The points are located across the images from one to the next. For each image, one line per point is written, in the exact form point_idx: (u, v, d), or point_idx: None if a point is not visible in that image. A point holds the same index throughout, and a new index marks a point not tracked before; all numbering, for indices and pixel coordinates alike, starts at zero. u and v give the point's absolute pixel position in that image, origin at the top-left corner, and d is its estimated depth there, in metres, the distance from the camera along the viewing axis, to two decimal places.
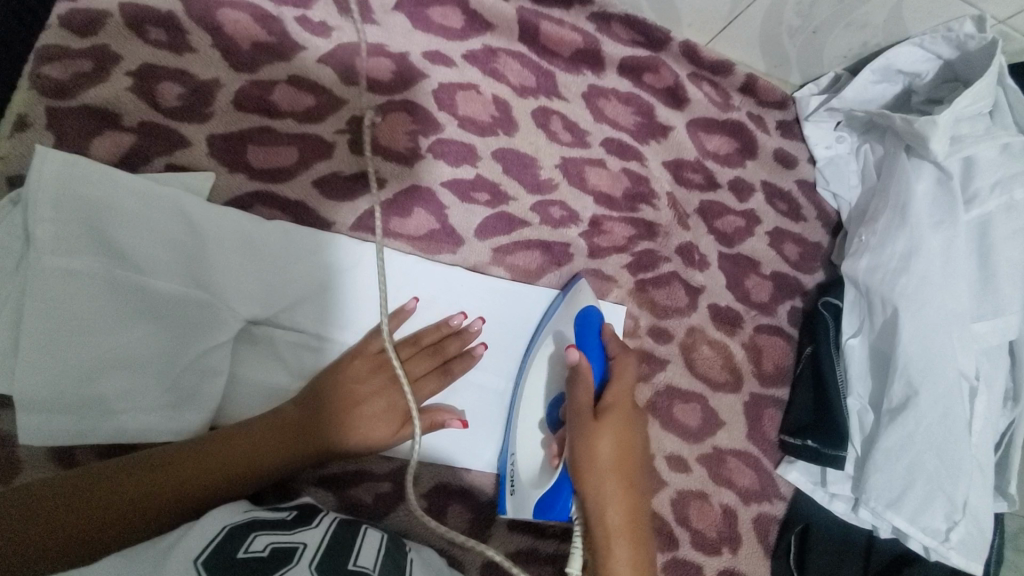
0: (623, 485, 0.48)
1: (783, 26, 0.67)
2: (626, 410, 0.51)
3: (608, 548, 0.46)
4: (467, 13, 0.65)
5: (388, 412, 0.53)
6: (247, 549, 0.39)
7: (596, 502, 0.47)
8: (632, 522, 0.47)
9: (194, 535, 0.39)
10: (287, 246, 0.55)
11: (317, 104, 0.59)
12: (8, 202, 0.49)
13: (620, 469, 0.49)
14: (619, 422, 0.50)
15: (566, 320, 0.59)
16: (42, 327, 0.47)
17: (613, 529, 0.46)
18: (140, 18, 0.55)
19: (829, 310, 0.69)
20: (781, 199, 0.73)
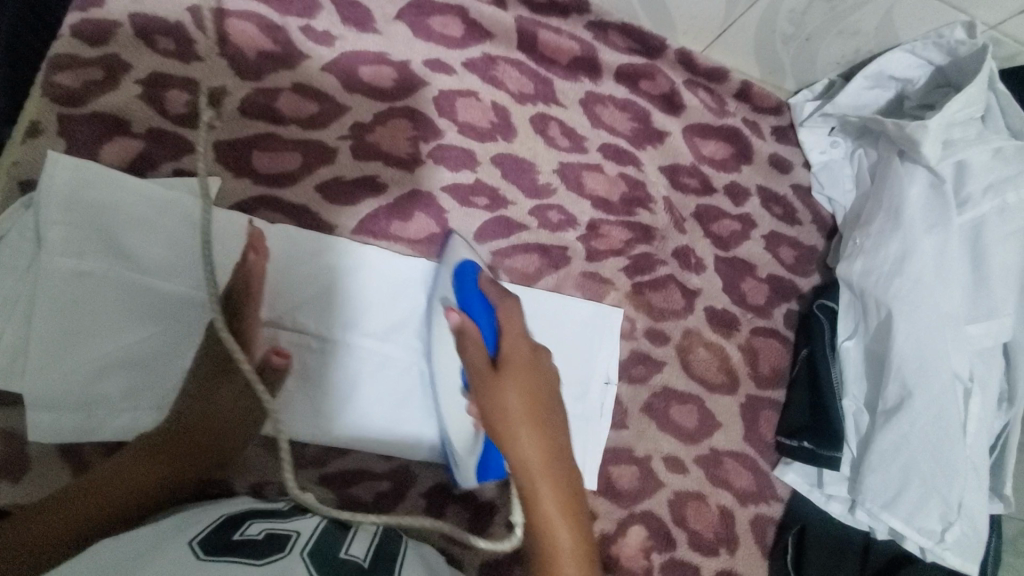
0: (529, 432, 0.45)
1: (776, 34, 0.69)
2: (507, 354, 0.48)
3: (534, 499, 0.43)
4: (467, 22, 0.66)
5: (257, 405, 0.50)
6: (243, 532, 0.41)
7: (510, 451, 0.44)
8: (555, 465, 0.44)
9: (191, 527, 0.41)
10: (291, 249, 0.56)
11: (321, 111, 0.60)
12: (19, 206, 0.50)
13: (530, 414, 0.45)
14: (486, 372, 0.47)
15: (447, 284, 0.56)
16: (53, 327, 0.48)
17: (536, 477, 0.43)
18: (149, 28, 0.56)
19: (824, 312, 0.70)
20: (777, 204, 0.74)
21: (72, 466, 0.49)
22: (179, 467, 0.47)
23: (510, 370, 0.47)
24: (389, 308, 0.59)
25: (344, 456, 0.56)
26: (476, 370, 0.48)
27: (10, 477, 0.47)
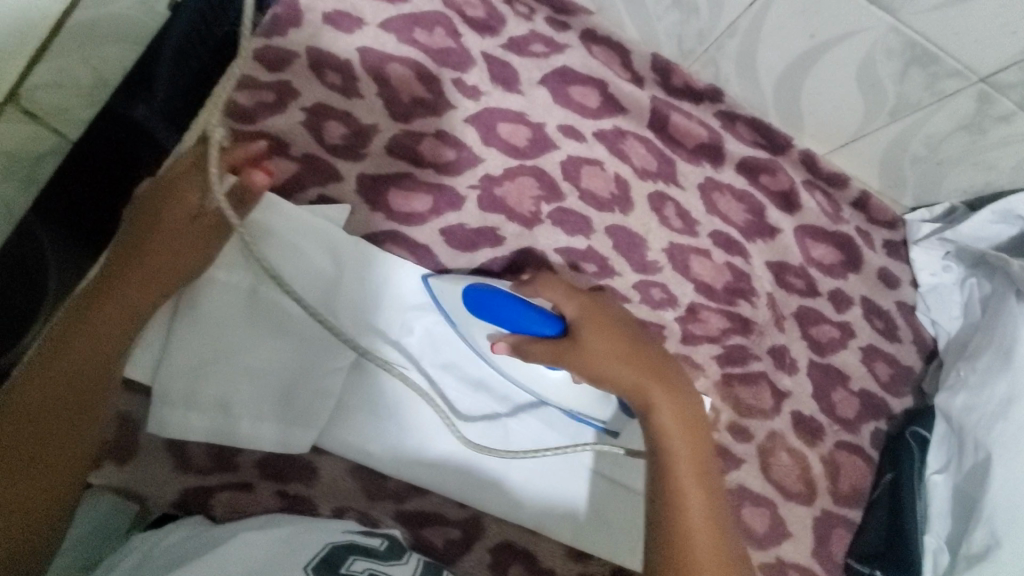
0: (700, 478, 0.50)
1: (906, 153, 0.68)
2: (629, 353, 0.54)
3: (689, 548, 0.47)
4: (605, 95, 0.69)
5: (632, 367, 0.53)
6: (348, 568, 0.44)
7: (676, 490, 0.49)
8: (716, 519, 0.49)
9: (297, 553, 0.44)
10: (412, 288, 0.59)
11: (457, 159, 0.63)
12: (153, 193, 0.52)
13: (709, 469, 0.51)
14: (673, 397, 0.53)
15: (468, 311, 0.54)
16: (191, 331, 0.52)
17: (685, 484, 0.49)
18: (322, 62, 0.61)
19: (915, 439, 0.68)
20: (879, 317, 0.73)
21: (174, 459, 0.52)
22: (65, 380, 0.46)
23: (697, 415, 0.53)
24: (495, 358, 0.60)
25: (422, 496, 0.57)
26: (581, 361, 0.52)
27: (116, 458, 0.51)
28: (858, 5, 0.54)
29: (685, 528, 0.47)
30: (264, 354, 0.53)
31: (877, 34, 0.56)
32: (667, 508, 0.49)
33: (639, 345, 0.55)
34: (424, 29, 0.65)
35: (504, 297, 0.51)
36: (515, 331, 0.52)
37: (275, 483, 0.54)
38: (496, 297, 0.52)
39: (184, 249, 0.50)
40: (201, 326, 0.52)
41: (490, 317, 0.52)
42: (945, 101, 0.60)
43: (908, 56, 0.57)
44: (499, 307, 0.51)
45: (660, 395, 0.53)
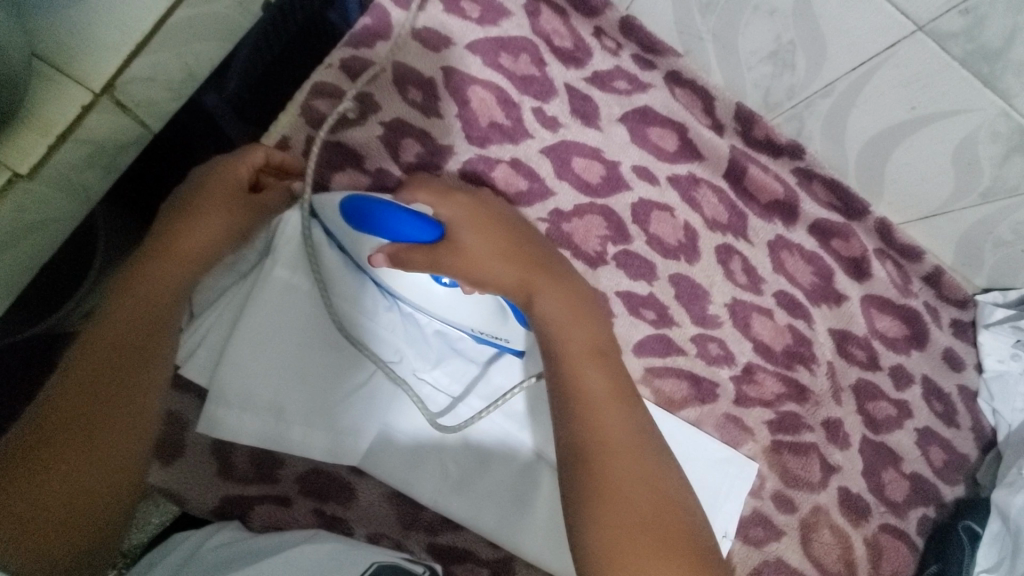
0: (598, 364, 0.48)
1: (990, 235, 0.65)
2: (503, 250, 0.51)
3: (607, 466, 0.43)
4: (683, 139, 0.67)
5: (501, 258, 0.50)
6: None
7: (572, 378, 0.47)
8: (615, 391, 0.47)
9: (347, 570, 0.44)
10: None
11: (528, 189, 0.62)
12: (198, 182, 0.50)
13: (597, 348, 0.49)
14: (543, 284, 0.51)
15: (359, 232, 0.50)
16: (249, 334, 0.51)
17: (597, 397, 0.46)
18: (406, 79, 0.60)
19: (967, 534, 0.65)
20: (938, 399, 0.70)
21: (218, 465, 0.52)
22: (104, 376, 0.42)
23: (585, 303, 0.52)
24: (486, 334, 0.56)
25: (455, 531, 0.56)
26: (461, 260, 0.48)
27: (163, 456, 0.51)
28: (970, 85, 0.52)
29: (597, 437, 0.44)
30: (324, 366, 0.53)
31: (987, 116, 0.54)
32: (568, 400, 0.46)
33: (514, 240, 0.52)
34: (510, 55, 0.64)
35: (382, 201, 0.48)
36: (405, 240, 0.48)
37: (314, 501, 0.53)
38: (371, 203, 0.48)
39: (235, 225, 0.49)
40: (256, 327, 0.51)
41: (376, 228, 0.48)
42: None
43: (1013, 142, 0.55)
44: (376, 213, 0.48)
45: (547, 294, 0.50)
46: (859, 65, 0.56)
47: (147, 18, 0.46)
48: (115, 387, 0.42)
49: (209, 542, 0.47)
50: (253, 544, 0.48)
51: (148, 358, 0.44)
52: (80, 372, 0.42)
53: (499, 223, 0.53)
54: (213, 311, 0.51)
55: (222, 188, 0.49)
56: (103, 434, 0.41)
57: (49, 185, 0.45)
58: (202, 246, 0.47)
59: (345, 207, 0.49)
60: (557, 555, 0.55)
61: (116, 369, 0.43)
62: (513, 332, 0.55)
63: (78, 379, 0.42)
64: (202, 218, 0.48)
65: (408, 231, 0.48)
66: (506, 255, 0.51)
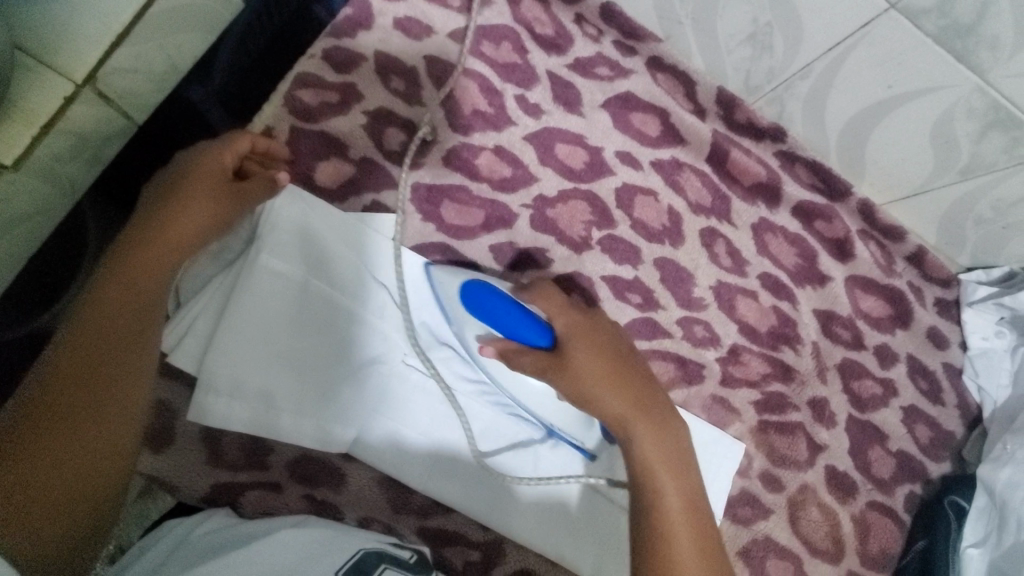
0: (671, 462, 0.49)
1: (970, 213, 0.66)
2: (602, 369, 0.52)
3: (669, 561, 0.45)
4: (665, 124, 0.68)
5: (606, 376, 0.51)
6: None
7: (647, 484, 0.49)
8: (688, 497, 0.48)
9: (334, 556, 0.45)
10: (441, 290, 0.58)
11: (512, 177, 0.62)
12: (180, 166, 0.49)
13: (669, 451, 0.50)
14: (617, 390, 0.51)
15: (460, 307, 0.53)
16: (238, 322, 0.51)
17: (671, 504, 0.47)
18: (388, 68, 0.61)
19: (953, 508, 0.65)
20: (923, 377, 0.71)
21: (208, 452, 0.52)
22: (97, 364, 0.43)
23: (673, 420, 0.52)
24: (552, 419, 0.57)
25: (445, 515, 0.56)
26: (567, 373, 0.51)
27: (153, 445, 0.51)
28: (943, 61, 0.53)
29: (666, 535, 0.46)
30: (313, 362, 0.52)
31: (961, 93, 0.54)
32: (642, 503, 0.48)
33: (618, 355, 0.53)
34: (491, 43, 0.64)
35: (500, 297, 0.51)
36: (501, 331, 0.51)
37: (304, 487, 0.53)
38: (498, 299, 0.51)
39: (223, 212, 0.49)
40: (242, 315, 0.51)
41: (481, 313, 0.51)
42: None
43: (988, 118, 0.55)
44: (495, 309, 0.51)
45: (634, 409, 0.51)
46: (836, 45, 0.56)
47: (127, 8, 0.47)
48: (107, 374, 0.43)
49: (197, 529, 0.48)
50: (243, 529, 0.48)
51: (141, 345, 0.45)
52: (71, 359, 0.43)
53: (602, 335, 0.53)
54: (197, 299, 0.51)
55: (206, 174, 0.49)
56: (106, 417, 0.43)
57: (32, 176, 0.45)
58: (189, 231, 0.47)
59: (469, 292, 0.52)
60: (551, 538, 0.57)
61: (108, 357, 0.43)
62: (592, 437, 0.58)
63: (71, 366, 0.43)
64: (188, 204, 0.48)
65: (510, 326, 0.51)
66: (596, 372, 0.51)
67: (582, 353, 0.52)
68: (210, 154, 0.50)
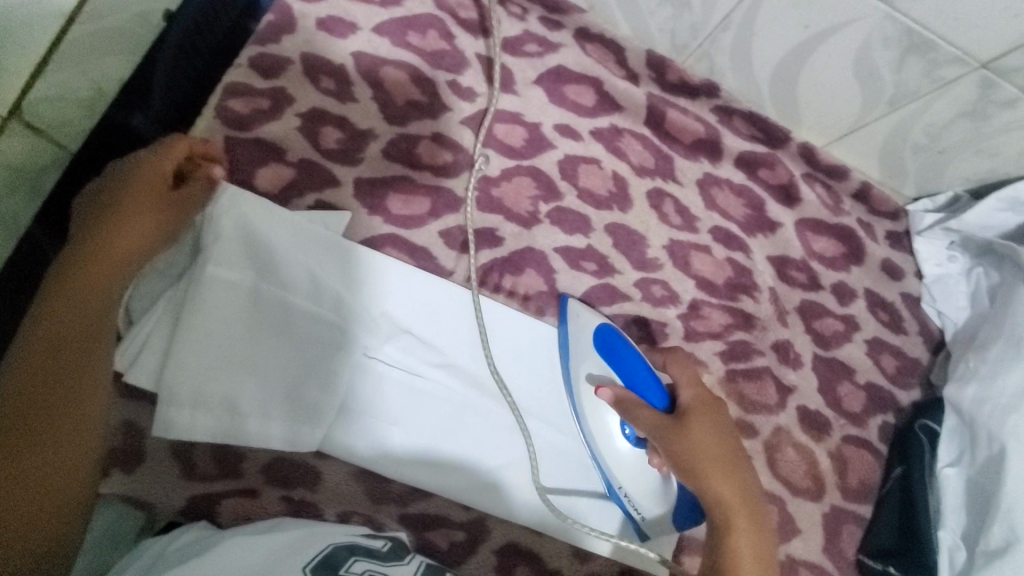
0: (756, 543, 0.49)
1: (906, 143, 0.67)
2: (721, 454, 0.52)
3: None
4: (600, 93, 0.69)
5: (717, 451, 0.52)
6: (348, 570, 0.43)
7: (728, 555, 0.48)
8: None
9: (304, 551, 0.44)
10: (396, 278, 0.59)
11: (453, 162, 0.63)
12: (123, 183, 0.51)
13: (761, 542, 0.49)
14: (728, 478, 0.51)
15: (595, 358, 0.58)
16: (189, 333, 0.51)
17: None
18: (316, 69, 0.61)
19: (925, 432, 0.67)
20: (883, 309, 0.72)
21: (180, 466, 0.52)
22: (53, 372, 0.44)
23: (768, 521, 0.50)
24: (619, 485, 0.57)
25: (426, 499, 0.56)
26: (679, 437, 0.52)
27: (123, 466, 0.51)
28: None
29: None
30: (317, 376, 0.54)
31: (874, 22, 0.56)
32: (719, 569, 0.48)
33: (735, 443, 0.53)
34: (417, 32, 0.65)
35: (632, 352, 0.56)
36: (625, 382, 0.56)
37: (281, 489, 0.54)
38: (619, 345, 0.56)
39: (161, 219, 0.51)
40: (196, 326, 0.51)
41: (615, 365, 0.56)
42: (946, 88, 0.59)
43: (905, 44, 0.57)
44: (622, 358, 0.56)
45: (736, 495, 0.50)
46: None
47: (36, 46, 0.49)
48: (63, 381, 0.44)
49: (173, 543, 0.48)
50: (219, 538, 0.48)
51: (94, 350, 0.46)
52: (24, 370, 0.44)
53: (722, 419, 0.54)
54: (148, 316, 0.51)
55: (147, 185, 0.51)
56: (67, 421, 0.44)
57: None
58: (135, 241, 0.50)
59: (594, 339, 0.58)
60: (537, 511, 0.58)
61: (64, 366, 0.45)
62: (649, 512, 0.56)
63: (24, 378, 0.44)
64: (130, 217, 0.50)
65: (640, 379, 0.55)
66: (718, 454, 0.52)
67: (700, 427, 0.53)
68: (148, 164, 0.51)
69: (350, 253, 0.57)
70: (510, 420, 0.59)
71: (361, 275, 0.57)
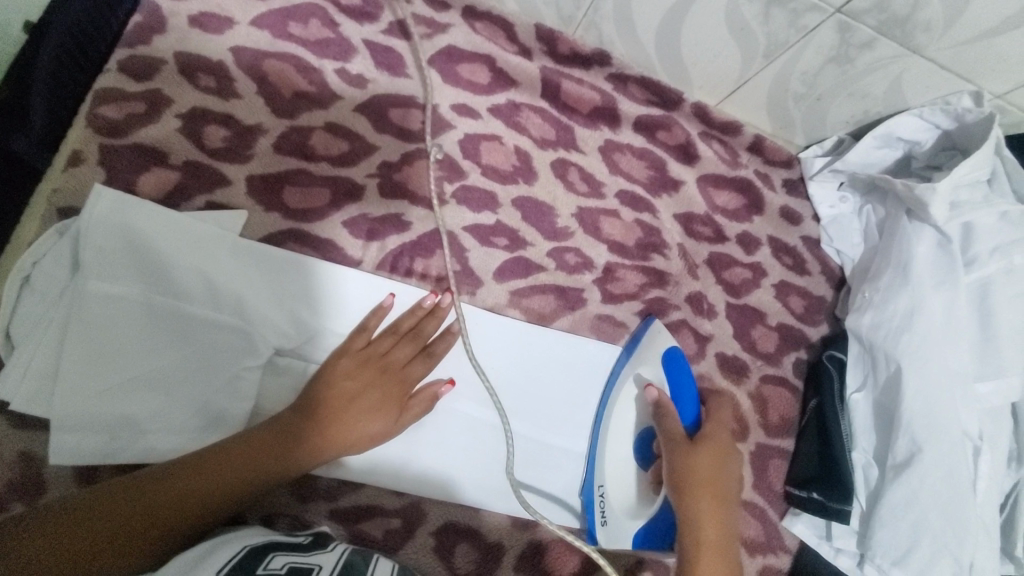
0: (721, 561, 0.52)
1: (788, 92, 0.71)
2: (713, 477, 0.56)
3: None
4: (494, 70, 0.69)
5: (712, 470, 0.57)
6: (266, 567, 0.42)
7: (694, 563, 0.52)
8: None
9: (215, 553, 0.43)
10: (303, 274, 0.57)
11: (350, 150, 0.62)
12: (53, 233, 0.52)
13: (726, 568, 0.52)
14: (711, 506, 0.55)
15: (655, 365, 0.64)
16: (79, 353, 0.49)
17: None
18: (193, 66, 0.59)
19: (833, 362, 0.71)
20: (787, 254, 0.76)
21: None
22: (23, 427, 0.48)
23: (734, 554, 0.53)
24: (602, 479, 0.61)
25: (356, 491, 0.56)
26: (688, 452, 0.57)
27: (22, 499, 0.47)
28: None
29: None
30: (346, 429, 0.53)
31: None
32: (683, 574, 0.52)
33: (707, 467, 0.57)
34: (299, 23, 0.64)
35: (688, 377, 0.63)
36: (672, 393, 0.63)
37: None
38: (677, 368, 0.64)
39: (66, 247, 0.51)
40: (86, 346, 0.49)
41: (671, 379, 0.63)
42: (811, 36, 0.63)
43: None
44: (680, 377, 0.63)
45: (709, 514, 0.54)
46: None
47: None
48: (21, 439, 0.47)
49: None
50: None
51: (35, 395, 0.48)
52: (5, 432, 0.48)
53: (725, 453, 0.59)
54: (28, 341, 0.49)
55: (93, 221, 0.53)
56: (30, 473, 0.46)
57: None
58: (46, 274, 0.51)
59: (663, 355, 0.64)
60: (473, 489, 0.59)
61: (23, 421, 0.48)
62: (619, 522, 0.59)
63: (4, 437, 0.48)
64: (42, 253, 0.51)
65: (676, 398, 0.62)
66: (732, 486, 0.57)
67: (707, 453, 0.58)
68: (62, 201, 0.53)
69: (247, 251, 0.56)
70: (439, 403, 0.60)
71: (265, 274, 0.56)
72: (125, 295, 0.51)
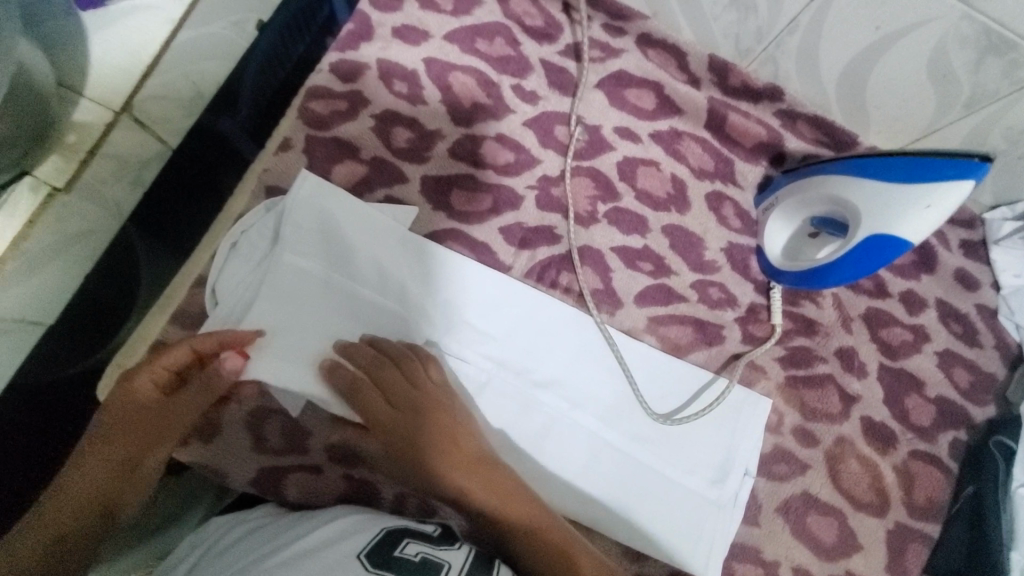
0: None
1: (984, 147, 0.64)
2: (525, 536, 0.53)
3: None
4: (661, 96, 0.70)
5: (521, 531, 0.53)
6: (403, 552, 0.46)
7: None
8: None
9: (359, 532, 0.47)
10: (458, 272, 0.61)
11: (515, 161, 0.65)
12: (262, 209, 0.59)
13: None
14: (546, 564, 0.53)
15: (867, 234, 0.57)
16: (269, 314, 0.55)
17: None
18: (390, 73, 0.65)
19: (999, 449, 0.63)
20: (956, 320, 0.69)
21: (253, 439, 0.56)
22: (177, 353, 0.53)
23: None
24: (693, 493, 0.60)
25: None
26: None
27: (201, 437, 0.55)
28: None
29: None
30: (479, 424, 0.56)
31: (950, 21, 0.54)
32: None
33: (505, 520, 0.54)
34: (485, 39, 0.68)
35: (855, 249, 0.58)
36: (857, 249, 0.58)
37: (342, 467, 0.57)
38: (931, 163, 0.53)
39: (268, 222, 0.58)
40: (273, 309, 0.55)
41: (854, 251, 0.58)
42: None
43: (983, 45, 0.54)
44: (859, 249, 0.58)
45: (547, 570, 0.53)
46: None
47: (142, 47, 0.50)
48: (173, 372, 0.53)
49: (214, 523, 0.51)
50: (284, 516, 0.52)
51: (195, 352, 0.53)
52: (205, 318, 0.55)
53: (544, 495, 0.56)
54: (230, 298, 0.56)
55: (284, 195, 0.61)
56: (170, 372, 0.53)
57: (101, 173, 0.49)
58: (251, 242, 0.58)
59: (886, 235, 0.56)
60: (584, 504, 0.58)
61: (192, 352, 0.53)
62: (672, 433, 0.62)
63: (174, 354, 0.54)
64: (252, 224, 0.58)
65: (853, 258, 0.58)
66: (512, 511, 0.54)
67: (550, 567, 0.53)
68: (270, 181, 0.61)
69: (414, 245, 0.60)
70: (568, 415, 0.60)
71: (425, 267, 0.60)
72: (307, 271, 0.57)
